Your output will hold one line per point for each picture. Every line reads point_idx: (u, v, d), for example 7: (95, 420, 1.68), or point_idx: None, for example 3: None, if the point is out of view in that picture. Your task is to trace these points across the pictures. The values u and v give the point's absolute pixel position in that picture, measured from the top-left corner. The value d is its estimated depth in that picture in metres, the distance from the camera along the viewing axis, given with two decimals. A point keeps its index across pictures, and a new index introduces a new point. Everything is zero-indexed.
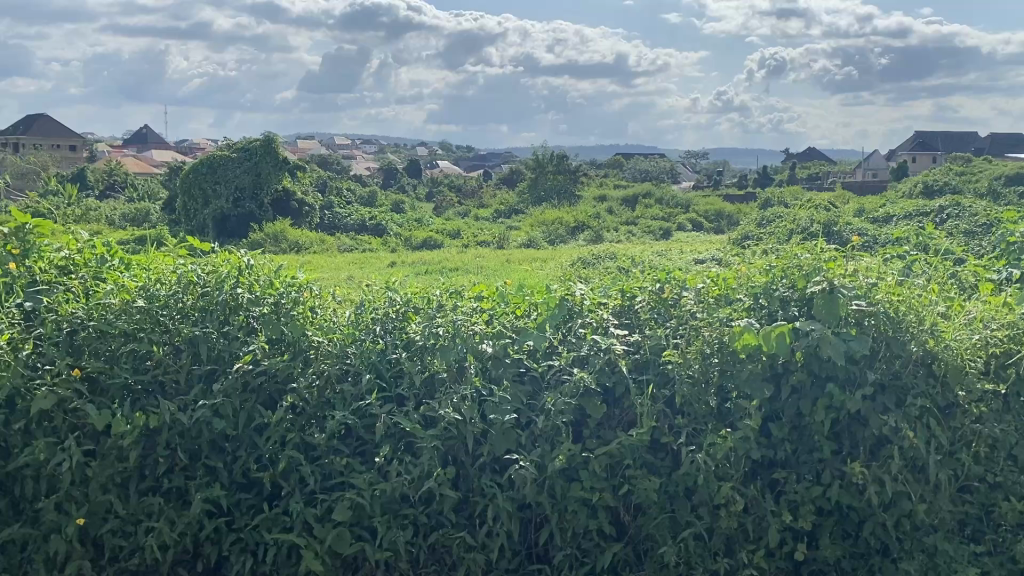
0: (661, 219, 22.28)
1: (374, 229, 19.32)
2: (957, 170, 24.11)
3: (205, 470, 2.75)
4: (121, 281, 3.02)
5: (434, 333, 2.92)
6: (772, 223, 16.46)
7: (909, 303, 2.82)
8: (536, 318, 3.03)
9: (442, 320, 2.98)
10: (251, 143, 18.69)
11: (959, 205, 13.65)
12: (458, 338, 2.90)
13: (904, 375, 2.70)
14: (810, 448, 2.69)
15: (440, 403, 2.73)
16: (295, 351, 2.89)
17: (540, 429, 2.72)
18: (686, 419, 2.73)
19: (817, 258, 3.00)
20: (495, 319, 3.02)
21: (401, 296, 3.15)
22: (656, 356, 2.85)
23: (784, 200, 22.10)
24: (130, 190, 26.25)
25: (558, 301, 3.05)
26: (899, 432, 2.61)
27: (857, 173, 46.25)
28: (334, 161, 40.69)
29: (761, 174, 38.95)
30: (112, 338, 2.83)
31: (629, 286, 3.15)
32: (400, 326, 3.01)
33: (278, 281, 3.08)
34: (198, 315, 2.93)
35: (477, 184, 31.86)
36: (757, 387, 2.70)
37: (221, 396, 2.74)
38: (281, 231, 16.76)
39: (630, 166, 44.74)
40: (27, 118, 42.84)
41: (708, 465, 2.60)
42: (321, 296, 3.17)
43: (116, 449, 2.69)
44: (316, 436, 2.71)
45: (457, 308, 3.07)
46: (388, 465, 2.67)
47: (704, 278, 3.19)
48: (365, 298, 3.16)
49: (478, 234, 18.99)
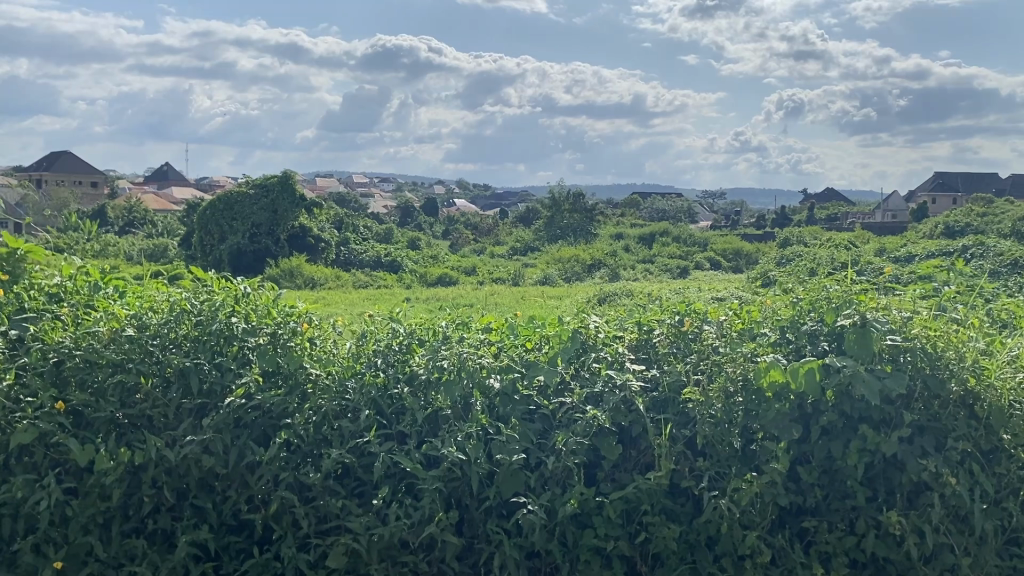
0: (678, 258, 22.10)
1: (390, 266, 19.25)
2: (978, 211, 23.89)
3: (194, 510, 2.60)
4: (112, 310, 2.87)
5: (439, 367, 2.72)
6: (791, 262, 16.23)
7: (947, 339, 2.60)
8: (547, 352, 2.84)
9: (447, 352, 2.78)
10: (269, 179, 18.78)
11: (981, 245, 13.48)
12: (463, 372, 2.70)
13: (943, 416, 2.49)
14: (842, 494, 2.49)
15: (443, 442, 2.55)
16: (292, 385, 2.73)
17: (550, 470, 2.53)
18: (708, 461, 2.54)
19: (847, 289, 2.80)
20: (504, 352, 2.84)
21: (405, 327, 2.96)
22: (675, 394, 2.66)
23: (803, 239, 21.94)
24: (150, 227, 26.46)
25: (571, 333, 2.88)
26: (940, 478, 2.40)
27: (876, 214, 45.96)
28: (352, 198, 40.84)
29: (779, 214, 38.83)
30: (99, 370, 2.68)
31: (647, 319, 2.96)
32: (403, 358, 2.83)
33: (276, 309, 2.90)
34: (190, 345, 2.76)
35: (493, 222, 31.91)
36: (785, 429, 2.50)
37: (210, 432, 2.57)
38: (297, 267, 16.71)
39: (647, 205, 44.60)
40: (51, 156, 43.60)
41: (732, 513, 2.41)
42: (321, 326, 2.98)
43: (98, 487, 2.53)
44: (311, 475, 2.54)
45: (464, 340, 2.87)
46: (386, 508, 2.50)
47: (726, 311, 3.00)
48: (368, 329, 2.98)
49: (493, 271, 18.87)
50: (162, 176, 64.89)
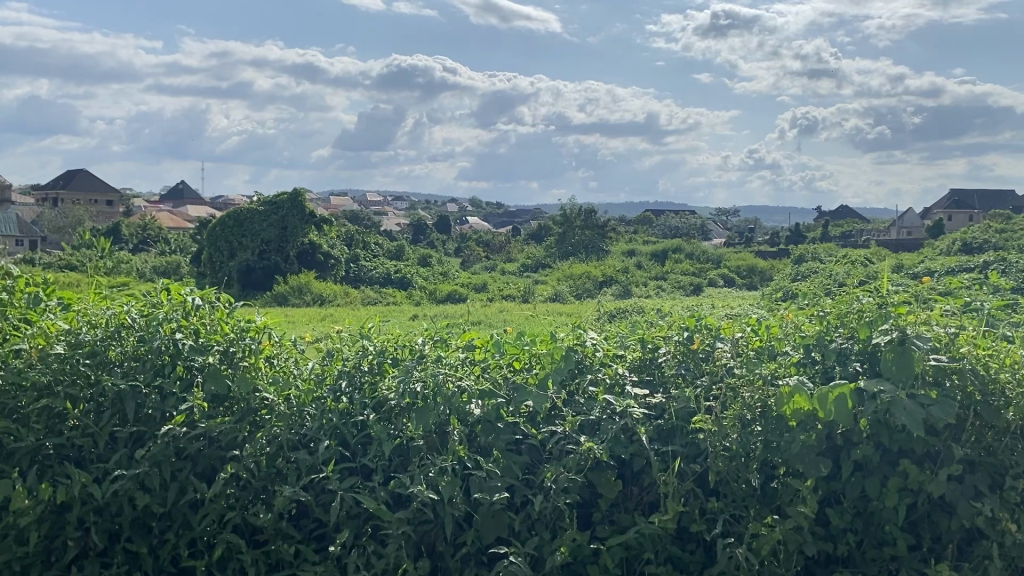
0: (691, 275, 21.71)
1: (399, 283, 18.90)
2: (996, 227, 23.44)
3: (126, 555, 2.27)
4: (44, 323, 2.53)
5: (410, 391, 2.36)
6: (807, 279, 15.83)
7: (1002, 358, 2.22)
8: (537, 373, 2.48)
9: (421, 373, 2.40)
10: (278, 196, 18.57)
11: (1004, 261, 13.07)
12: (439, 397, 2.34)
13: (999, 451, 2.13)
14: (879, 541, 2.15)
15: (412, 478, 2.19)
16: (243, 411, 2.37)
17: (538, 511, 2.19)
18: (722, 502, 2.19)
19: (883, 300, 2.42)
20: (488, 374, 2.47)
21: (375, 343, 2.58)
22: (683, 423, 2.30)
23: (818, 254, 21.51)
24: (162, 244, 26.28)
25: (564, 351, 2.51)
26: (997, 524, 2.06)
27: (892, 232, 45.41)
28: (364, 215, 40.59)
29: (793, 231, 38.36)
30: (23, 394, 2.34)
31: (652, 336, 2.61)
32: (374, 380, 2.46)
33: (228, 324, 2.53)
34: (127, 365, 2.41)
35: (505, 239, 31.58)
36: (812, 464, 2.14)
37: (145, 465, 2.23)
38: (305, 284, 16.42)
39: (660, 222, 44.15)
40: (67, 175, 43.62)
41: (751, 564, 2.06)
42: (283, 343, 2.62)
43: (14, 530, 2.20)
44: (262, 517, 2.20)
45: (442, 359, 2.49)
46: (347, 555, 2.16)
47: (742, 326, 2.63)
48: (335, 345, 2.61)
49: (504, 287, 18.53)
50: (177, 194, 64.97)
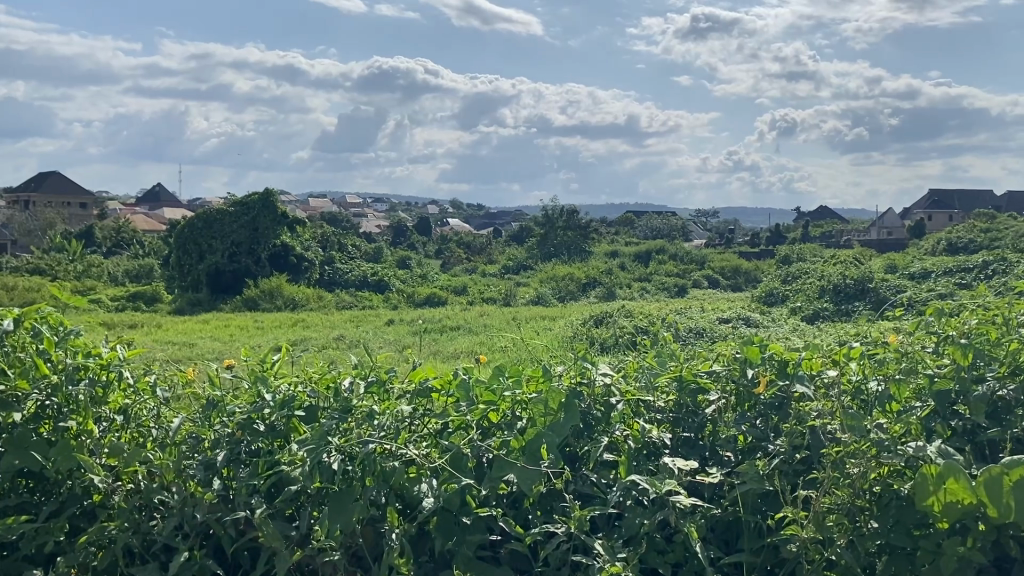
0: (676, 276, 20.94)
1: (377, 286, 17.89)
2: (982, 226, 22.84)
3: None
4: None
5: (318, 469, 1.48)
6: (797, 280, 15.12)
7: None
8: (524, 431, 1.62)
9: (341, 439, 1.52)
10: (250, 196, 17.60)
11: (1006, 262, 12.36)
12: (371, 479, 1.48)
13: None
14: None
15: None
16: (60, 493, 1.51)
17: None
18: None
19: None
20: (448, 439, 1.60)
21: (279, 387, 1.69)
22: (751, 514, 1.48)
23: (805, 255, 20.81)
24: (133, 247, 25.11)
25: (565, 397, 1.65)
26: None
27: (872, 231, 44.95)
28: (344, 217, 39.47)
29: (775, 231, 37.69)
30: None
31: (694, 371, 1.74)
32: (272, 451, 1.58)
33: (50, 364, 1.63)
34: None
35: (486, 239, 30.68)
36: None
37: None
38: (277, 287, 15.46)
39: (642, 224, 43.30)
40: (39, 177, 42.16)
41: None
42: (140, 389, 1.72)
43: None
44: None
45: (376, 414, 1.60)
46: None
47: (829, 353, 1.76)
48: (220, 392, 1.71)
49: (484, 290, 17.68)
50: (154, 197, 63.23)
